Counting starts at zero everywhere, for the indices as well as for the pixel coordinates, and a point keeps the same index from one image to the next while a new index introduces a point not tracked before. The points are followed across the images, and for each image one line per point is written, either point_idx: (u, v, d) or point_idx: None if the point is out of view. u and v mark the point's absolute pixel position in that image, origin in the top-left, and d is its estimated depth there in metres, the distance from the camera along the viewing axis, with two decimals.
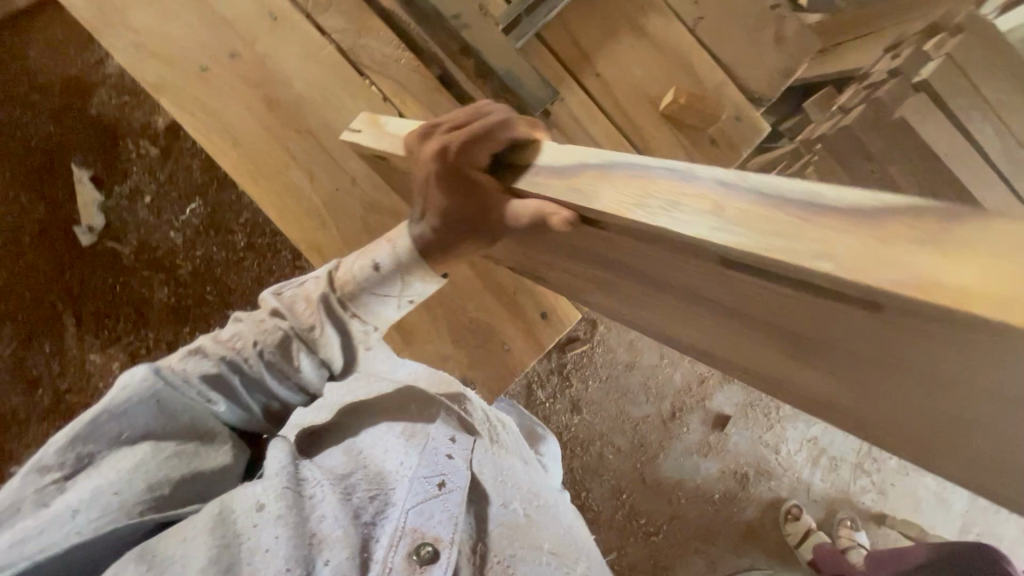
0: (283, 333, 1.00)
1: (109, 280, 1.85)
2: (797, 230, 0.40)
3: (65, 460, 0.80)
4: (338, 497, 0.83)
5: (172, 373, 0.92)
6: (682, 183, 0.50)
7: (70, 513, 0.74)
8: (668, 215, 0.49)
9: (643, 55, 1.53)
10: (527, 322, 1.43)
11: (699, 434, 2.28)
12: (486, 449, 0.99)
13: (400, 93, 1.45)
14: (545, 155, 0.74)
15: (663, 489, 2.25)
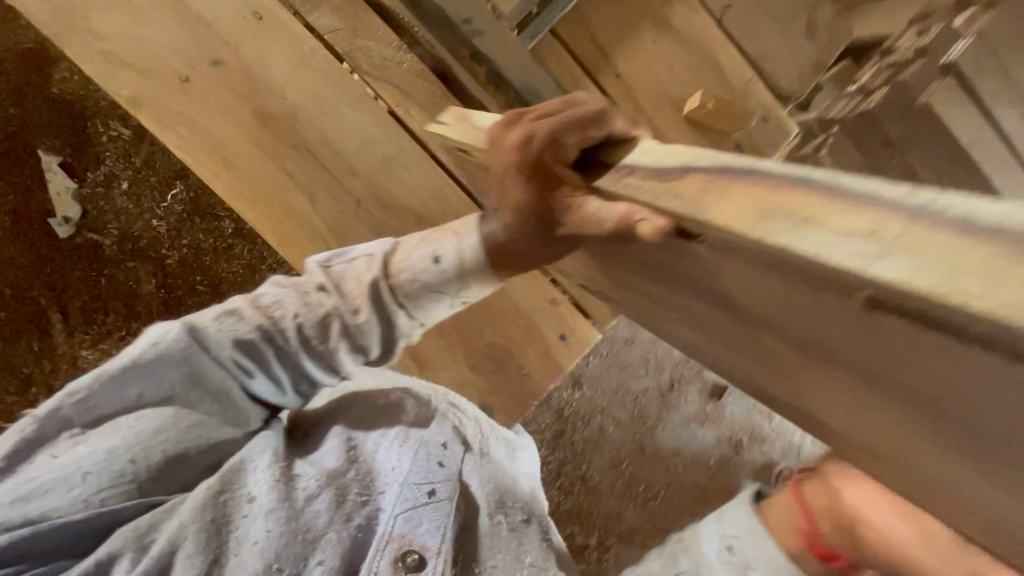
0: (325, 310, 0.99)
1: (93, 273, 1.77)
2: (929, 231, 0.30)
3: (90, 409, 0.89)
4: (326, 490, 0.91)
5: (206, 334, 0.96)
6: (816, 190, 0.37)
7: (81, 471, 0.84)
8: (792, 219, 0.37)
9: (665, 50, 1.60)
10: None
11: (698, 407, 1.75)
12: (476, 456, 1.05)
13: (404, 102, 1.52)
14: (638, 155, 0.66)
15: (663, 461, 1.72)
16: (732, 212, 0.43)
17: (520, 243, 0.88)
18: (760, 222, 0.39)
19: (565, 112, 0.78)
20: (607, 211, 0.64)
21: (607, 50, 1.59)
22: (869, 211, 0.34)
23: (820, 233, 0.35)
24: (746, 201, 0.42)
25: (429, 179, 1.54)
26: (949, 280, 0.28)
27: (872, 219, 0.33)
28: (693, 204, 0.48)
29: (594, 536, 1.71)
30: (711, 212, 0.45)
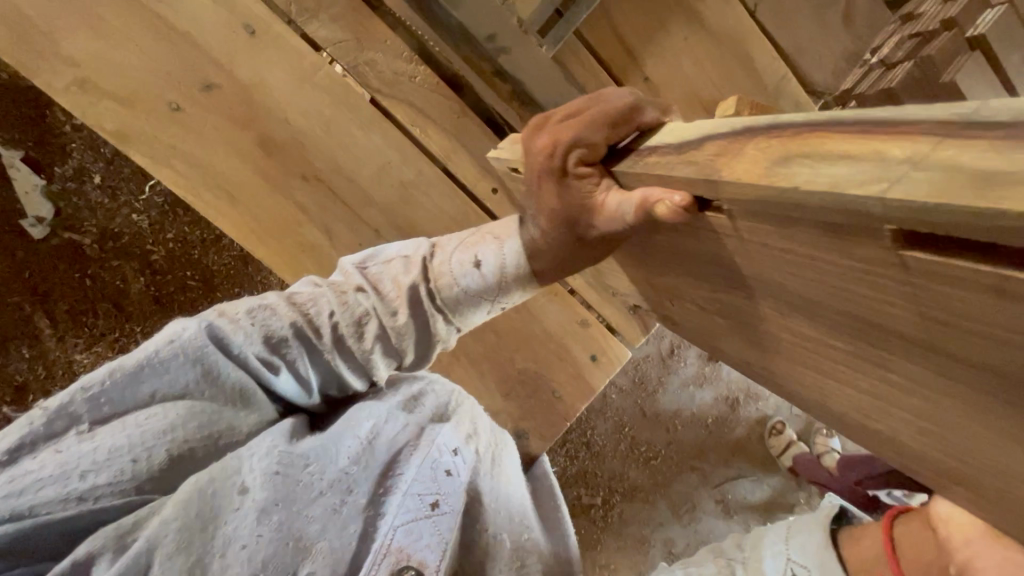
0: (367, 309, 0.85)
1: (76, 273, 1.68)
2: (907, 152, 0.34)
3: (98, 405, 0.73)
4: (327, 491, 0.79)
5: (232, 330, 0.79)
6: (824, 133, 0.39)
7: (79, 470, 0.68)
8: (797, 163, 0.40)
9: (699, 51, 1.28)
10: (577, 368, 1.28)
11: (695, 367, 2.06)
12: (487, 472, 0.97)
13: (421, 124, 1.24)
14: (658, 136, 0.58)
15: (663, 420, 2.03)
16: (745, 168, 0.44)
17: (558, 248, 0.75)
18: (770, 171, 0.41)
19: (591, 105, 0.64)
20: (623, 206, 0.58)
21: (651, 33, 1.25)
22: (862, 142, 0.37)
23: (816, 168, 0.38)
24: (763, 157, 0.43)
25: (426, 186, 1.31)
26: (948, 190, 0.31)
27: (868, 149, 0.36)
28: (694, 163, 0.49)
29: (600, 495, 1.97)
30: (728, 172, 0.45)
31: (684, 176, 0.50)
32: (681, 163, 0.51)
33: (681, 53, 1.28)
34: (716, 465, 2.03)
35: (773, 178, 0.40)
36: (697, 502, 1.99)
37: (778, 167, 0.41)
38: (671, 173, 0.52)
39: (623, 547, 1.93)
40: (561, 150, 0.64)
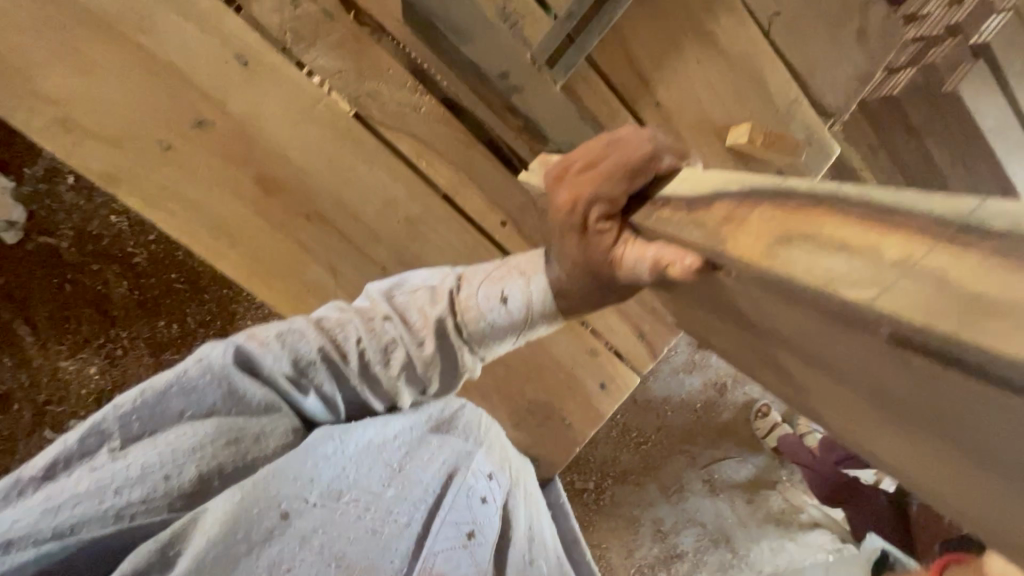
0: (397, 337, 0.71)
1: (55, 278, 1.57)
2: (904, 254, 0.26)
3: (128, 420, 0.63)
4: (370, 516, 0.69)
5: (259, 351, 0.68)
6: (820, 212, 0.32)
7: (112, 492, 0.59)
8: (794, 246, 0.32)
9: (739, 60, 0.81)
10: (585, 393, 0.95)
11: (686, 353, 1.89)
12: (520, 497, 0.84)
13: (418, 150, 0.75)
14: (672, 185, 0.52)
15: (652, 406, 1.88)
16: (747, 241, 0.36)
17: (580, 297, 0.67)
18: (770, 253, 0.33)
19: (606, 151, 0.57)
20: (641, 266, 0.52)
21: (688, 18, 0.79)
22: (861, 229, 0.29)
23: (809, 257, 0.31)
24: (767, 230, 0.35)
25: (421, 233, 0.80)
26: (934, 310, 0.24)
27: (860, 241, 0.29)
28: (702, 224, 0.43)
29: (592, 481, 1.84)
30: (733, 244, 0.37)
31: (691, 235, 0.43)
32: (689, 224, 0.44)
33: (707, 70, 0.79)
34: (704, 444, 1.91)
35: (771, 260, 0.33)
36: (685, 482, 1.87)
37: (773, 248, 0.33)
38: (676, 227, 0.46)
39: (614, 527, 1.83)
40: (580, 205, 0.56)
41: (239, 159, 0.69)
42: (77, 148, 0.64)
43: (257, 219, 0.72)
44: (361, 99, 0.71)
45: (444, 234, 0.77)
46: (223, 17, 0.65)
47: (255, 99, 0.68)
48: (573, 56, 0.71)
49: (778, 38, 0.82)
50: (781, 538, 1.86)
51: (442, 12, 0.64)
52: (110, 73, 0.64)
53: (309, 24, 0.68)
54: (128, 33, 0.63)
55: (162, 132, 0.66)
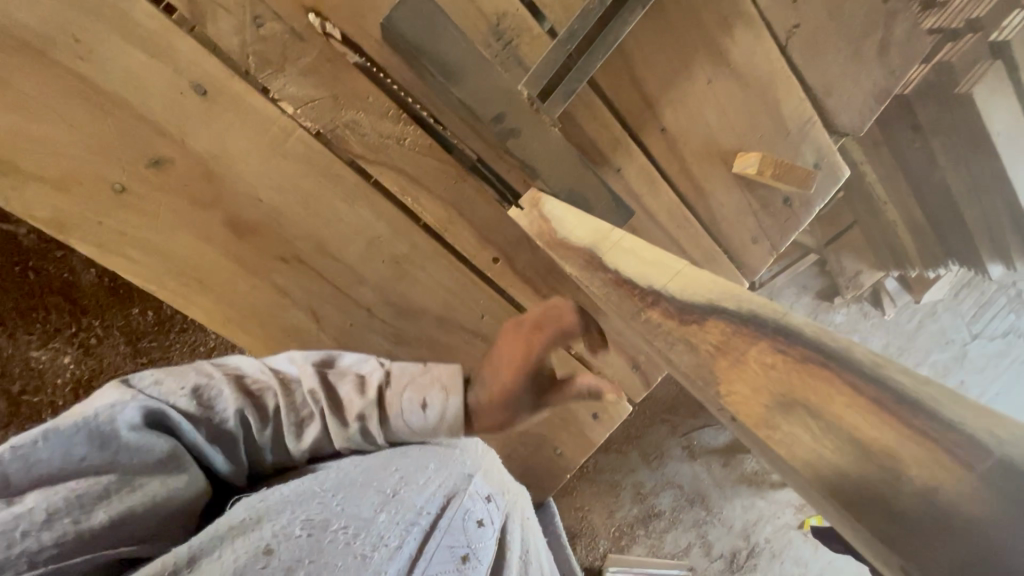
0: (312, 419, 0.60)
1: (7, 262, 1.13)
2: (914, 458, 0.28)
3: (28, 451, 0.46)
4: (359, 542, 0.53)
5: (171, 408, 0.53)
6: (826, 378, 0.31)
7: (18, 541, 0.43)
8: (797, 418, 0.30)
9: (749, 84, 0.74)
10: (575, 424, 0.85)
11: None
12: (516, 522, 0.72)
13: (400, 180, 0.66)
14: (664, 281, 0.40)
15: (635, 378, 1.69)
16: (740, 389, 0.32)
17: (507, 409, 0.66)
18: (771, 418, 0.31)
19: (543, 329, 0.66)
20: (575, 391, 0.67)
21: (706, 28, 0.70)
22: (866, 413, 0.29)
23: (819, 446, 0.29)
24: (767, 385, 0.32)
25: (377, 255, 0.69)
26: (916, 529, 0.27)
27: (872, 437, 0.29)
28: (695, 350, 0.35)
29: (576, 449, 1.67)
30: (725, 382, 0.33)
31: (677, 348, 0.36)
32: (675, 338, 0.37)
33: (707, 95, 0.73)
34: (687, 412, 1.74)
35: (771, 433, 0.31)
36: (665, 447, 1.72)
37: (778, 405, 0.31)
38: (659, 328, 0.38)
39: (597, 492, 1.67)
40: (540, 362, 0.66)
41: (205, 200, 0.62)
42: (20, 194, 0.57)
43: (242, 262, 0.65)
44: (337, 131, 0.63)
45: (432, 272, 0.72)
46: (174, 41, 0.57)
47: (218, 132, 0.61)
48: (575, 80, 0.62)
49: (795, 54, 0.75)
50: (752, 498, 1.78)
51: (428, 46, 0.55)
52: (48, 107, 0.55)
53: (275, 47, 0.59)
54: (66, 61, 0.54)
55: (115, 173, 0.59)
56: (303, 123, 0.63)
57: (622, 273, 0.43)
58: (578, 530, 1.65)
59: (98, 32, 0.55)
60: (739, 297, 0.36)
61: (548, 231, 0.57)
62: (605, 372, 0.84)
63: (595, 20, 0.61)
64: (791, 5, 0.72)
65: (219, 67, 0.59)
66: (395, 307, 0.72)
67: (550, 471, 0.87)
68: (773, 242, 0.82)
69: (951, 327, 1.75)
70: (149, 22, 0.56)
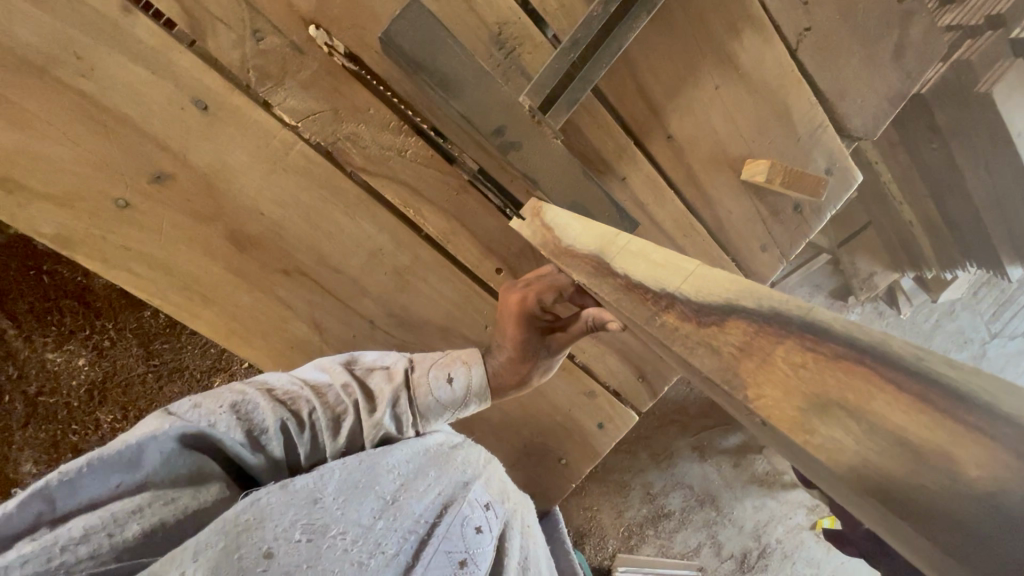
0: (350, 409, 0.62)
1: (21, 269, 1.13)
2: (966, 455, 0.23)
3: (70, 476, 0.46)
4: (357, 548, 0.51)
5: (209, 426, 0.53)
6: (865, 377, 0.27)
7: (58, 556, 0.43)
8: (833, 420, 0.26)
9: (757, 89, 0.72)
10: (580, 433, 0.84)
11: None
12: (516, 529, 0.69)
13: (401, 192, 0.66)
14: (677, 282, 0.37)
15: None
16: (770, 393, 0.28)
17: (523, 363, 0.70)
18: (806, 422, 0.27)
19: (535, 282, 0.68)
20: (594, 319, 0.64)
21: (714, 34, 0.69)
22: (914, 414, 0.25)
23: (858, 449, 0.25)
24: (799, 386, 0.28)
25: (379, 266, 0.69)
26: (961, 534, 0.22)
27: (918, 438, 0.24)
28: (718, 354, 0.32)
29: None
30: (754, 385, 0.29)
31: (697, 353, 0.33)
32: (694, 343, 0.33)
33: (715, 100, 0.71)
34: (697, 412, 1.73)
35: (809, 438, 0.26)
36: (674, 449, 1.70)
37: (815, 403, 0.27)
38: (677, 332, 0.35)
39: (606, 492, 1.66)
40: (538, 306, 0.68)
41: (207, 214, 0.62)
42: (25, 212, 0.57)
43: (245, 275, 0.65)
44: (338, 143, 0.63)
45: (434, 283, 0.72)
46: (175, 54, 0.57)
47: (219, 147, 0.60)
48: (578, 90, 0.61)
49: (806, 57, 0.72)
50: (763, 498, 1.75)
51: (427, 60, 0.55)
52: (51, 124, 0.55)
53: (275, 60, 0.58)
54: (68, 79, 0.55)
55: (118, 188, 0.59)
56: (303, 137, 0.62)
57: (634, 279, 0.41)
58: (587, 530, 1.64)
59: (98, 50, 0.55)
60: (758, 295, 0.33)
61: (552, 240, 0.55)
62: (611, 381, 0.83)
63: (599, 27, 0.60)
64: (802, 6, 0.70)
65: (220, 82, 0.59)
66: (397, 318, 0.72)
67: (555, 480, 0.86)
68: (782, 249, 0.80)
69: (968, 327, 1.71)
70: (149, 38, 0.56)
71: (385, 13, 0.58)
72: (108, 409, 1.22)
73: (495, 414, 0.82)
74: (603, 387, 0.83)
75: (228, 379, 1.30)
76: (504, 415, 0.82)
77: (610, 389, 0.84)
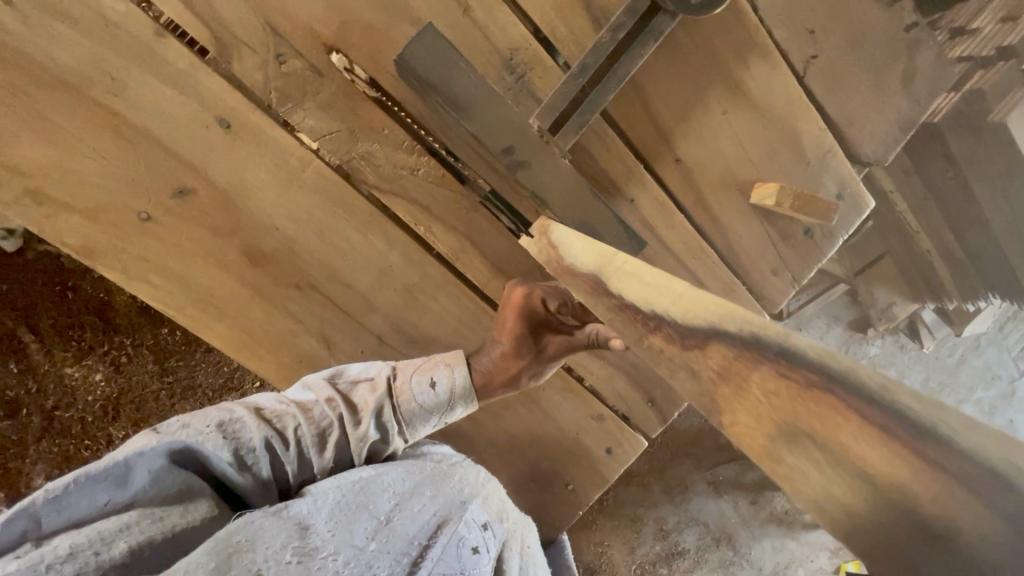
0: (334, 423, 0.62)
1: (48, 284, 1.17)
2: (931, 496, 0.25)
3: (59, 493, 0.47)
4: (349, 569, 0.50)
5: (197, 444, 0.53)
6: (835, 407, 0.29)
7: (41, 574, 0.42)
8: (801, 449, 0.29)
9: (765, 114, 0.73)
10: (588, 458, 0.83)
11: None
12: (515, 551, 0.67)
13: (412, 210, 0.67)
14: (655, 298, 0.38)
15: None
16: (744, 419, 0.31)
17: (514, 369, 0.70)
18: (775, 451, 0.29)
19: (539, 287, 0.68)
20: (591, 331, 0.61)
21: (721, 61, 0.70)
22: (891, 455, 0.26)
23: (823, 481, 0.27)
24: (769, 413, 0.30)
25: (388, 281, 0.70)
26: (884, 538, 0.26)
27: (886, 475, 0.26)
28: (698, 378, 0.34)
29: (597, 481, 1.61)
30: (728, 411, 0.32)
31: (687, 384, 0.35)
32: (678, 366, 0.35)
33: (723, 124, 0.72)
34: (713, 445, 1.68)
35: (777, 467, 0.29)
36: (688, 483, 1.67)
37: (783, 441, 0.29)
38: (664, 357, 0.36)
39: (617, 527, 1.61)
40: (541, 308, 0.67)
41: (223, 229, 0.64)
42: (54, 224, 0.59)
43: (256, 288, 0.67)
44: (353, 162, 0.65)
45: (443, 300, 0.72)
46: (201, 76, 0.60)
47: (239, 164, 0.63)
48: (586, 113, 0.63)
49: (814, 85, 0.73)
50: (782, 539, 1.66)
51: (440, 81, 0.57)
52: (83, 141, 0.58)
53: (296, 83, 0.61)
54: (101, 98, 0.58)
55: (140, 202, 0.61)
56: (320, 156, 0.65)
57: (626, 296, 0.40)
58: (598, 566, 1.58)
59: (132, 72, 0.58)
60: (740, 320, 0.34)
61: (555, 258, 0.52)
62: (619, 405, 0.82)
63: (608, 54, 0.62)
64: (808, 35, 0.71)
65: (244, 103, 0.61)
66: (405, 334, 0.72)
67: (561, 508, 0.84)
68: (794, 273, 0.80)
69: (995, 362, 1.65)
70: (180, 62, 0.59)
71: (400, 39, 0.61)
72: (120, 426, 1.23)
73: (503, 436, 0.81)
74: (612, 411, 0.82)
75: (239, 397, 1.31)
76: (511, 438, 0.81)
77: (619, 413, 0.82)
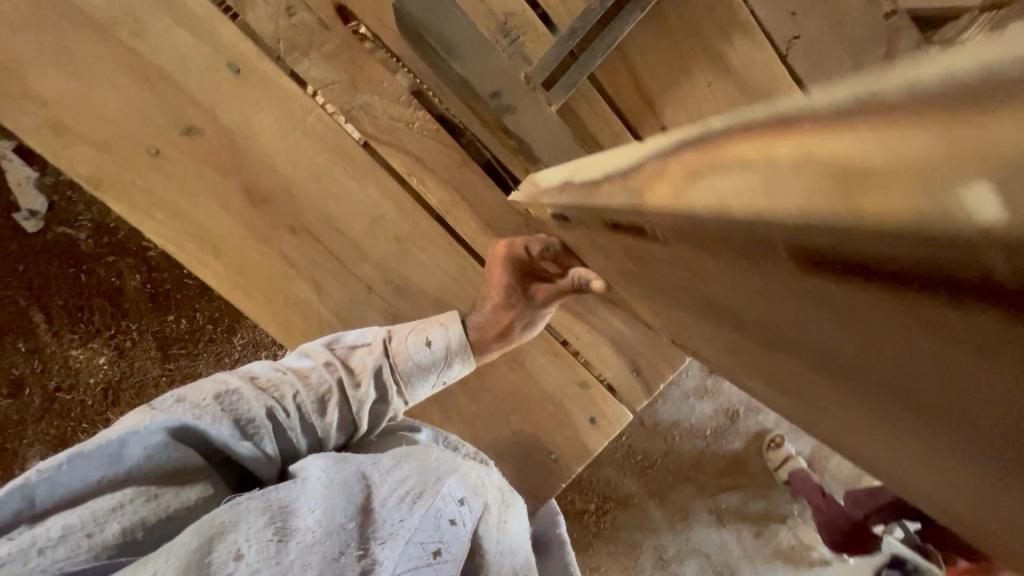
0: (333, 387, 0.64)
1: (61, 265, 1.20)
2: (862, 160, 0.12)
3: (49, 475, 0.48)
4: (328, 544, 0.50)
5: (196, 419, 0.55)
6: (728, 143, 0.18)
7: (34, 558, 0.43)
8: (708, 185, 0.19)
9: (750, 88, 0.76)
10: (574, 426, 0.82)
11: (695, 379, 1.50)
12: (498, 522, 0.65)
13: (408, 161, 0.72)
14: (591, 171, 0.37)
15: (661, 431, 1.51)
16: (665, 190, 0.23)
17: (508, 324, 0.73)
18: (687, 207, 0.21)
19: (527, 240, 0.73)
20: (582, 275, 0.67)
21: (707, 35, 0.74)
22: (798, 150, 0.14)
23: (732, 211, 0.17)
24: (690, 168, 0.21)
25: (380, 230, 0.72)
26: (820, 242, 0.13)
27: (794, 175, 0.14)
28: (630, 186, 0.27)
29: (594, 500, 1.49)
30: (652, 199, 0.24)
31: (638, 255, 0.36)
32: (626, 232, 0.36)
33: (708, 96, 0.75)
34: (716, 471, 1.52)
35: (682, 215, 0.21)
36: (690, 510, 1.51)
37: (707, 221, 0.19)
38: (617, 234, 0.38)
39: (613, 553, 1.50)
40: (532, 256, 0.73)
41: (227, 170, 0.67)
42: (69, 153, 0.63)
43: (252, 228, 0.69)
44: (353, 111, 0.70)
45: (432, 253, 0.74)
46: (217, 24, 0.65)
47: (245, 107, 0.67)
48: (575, 75, 0.68)
49: (797, 64, 0.76)
50: None
51: (438, 32, 0.61)
52: (104, 76, 0.63)
53: (302, 33, 0.67)
54: (124, 38, 0.63)
55: (152, 137, 0.65)
56: (324, 108, 0.69)
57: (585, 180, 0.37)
58: None
59: (155, 17, 0.63)
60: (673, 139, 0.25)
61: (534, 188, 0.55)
62: (604, 373, 0.83)
63: (597, 19, 0.66)
64: (790, 16, 0.75)
65: (255, 52, 0.66)
66: (393, 285, 0.74)
67: (544, 480, 0.82)
68: None
69: None
70: (200, 11, 0.64)
71: None
72: (119, 410, 1.25)
73: (488, 399, 0.81)
74: (597, 380, 0.82)
75: None
76: (495, 399, 0.81)
77: (605, 381, 0.83)
